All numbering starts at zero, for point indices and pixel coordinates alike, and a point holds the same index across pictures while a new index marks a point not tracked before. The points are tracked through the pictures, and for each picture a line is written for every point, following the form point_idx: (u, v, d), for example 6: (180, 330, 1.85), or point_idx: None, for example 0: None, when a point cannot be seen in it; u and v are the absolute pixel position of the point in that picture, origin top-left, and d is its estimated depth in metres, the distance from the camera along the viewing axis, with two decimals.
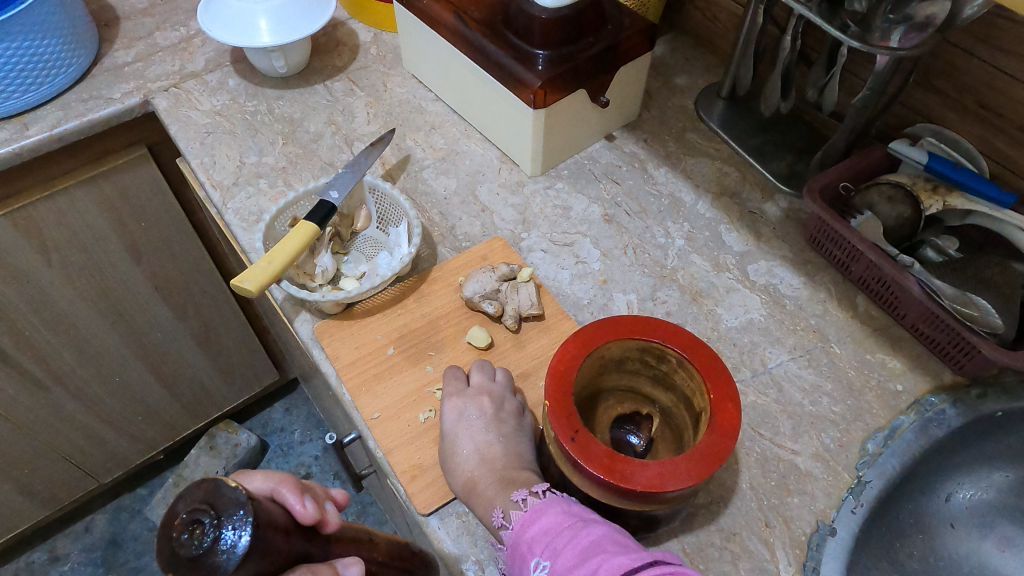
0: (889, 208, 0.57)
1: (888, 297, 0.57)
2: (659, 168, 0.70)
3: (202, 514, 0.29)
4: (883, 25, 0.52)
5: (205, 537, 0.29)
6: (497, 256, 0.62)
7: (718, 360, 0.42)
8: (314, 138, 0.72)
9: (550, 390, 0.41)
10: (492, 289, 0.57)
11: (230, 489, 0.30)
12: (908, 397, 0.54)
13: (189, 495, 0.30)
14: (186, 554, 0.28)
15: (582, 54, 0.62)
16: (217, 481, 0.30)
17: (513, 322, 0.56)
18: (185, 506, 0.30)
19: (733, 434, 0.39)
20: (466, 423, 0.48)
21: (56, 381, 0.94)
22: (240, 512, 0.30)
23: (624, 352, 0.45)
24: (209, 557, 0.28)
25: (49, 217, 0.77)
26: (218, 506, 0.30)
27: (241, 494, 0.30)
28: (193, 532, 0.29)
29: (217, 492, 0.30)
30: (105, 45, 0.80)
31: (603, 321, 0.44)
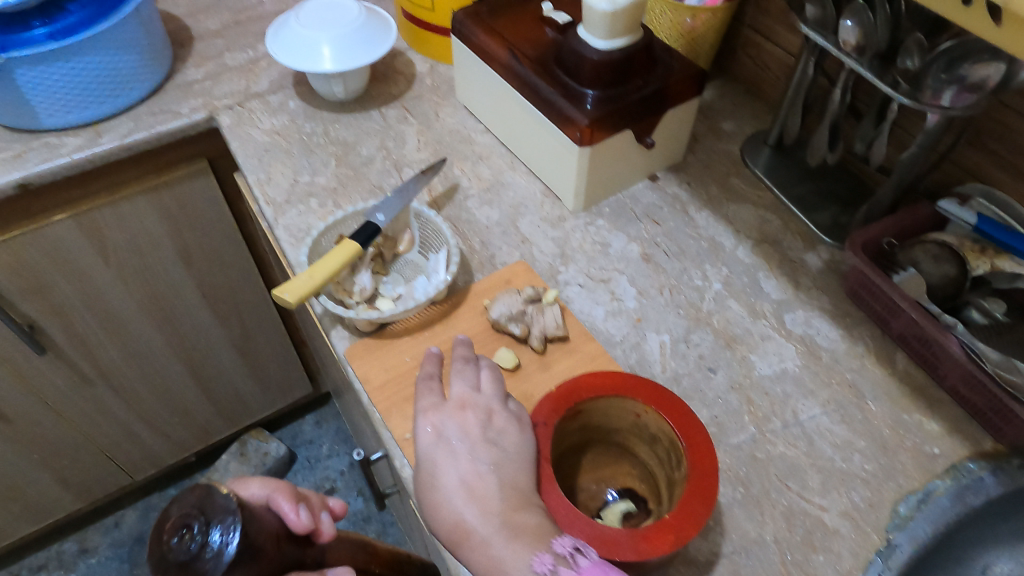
0: (934, 266, 0.57)
1: (929, 357, 0.56)
2: (700, 212, 0.70)
3: (191, 519, 0.31)
4: (935, 83, 0.51)
5: (194, 542, 0.30)
6: (520, 279, 0.63)
7: (703, 510, 0.40)
8: (366, 162, 0.75)
9: (565, 384, 0.45)
10: (519, 311, 0.58)
11: (221, 497, 0.32)
12: (945, 461, 0.52)
13: (182, 500, 0.32)
14: (174, 558, 0.30)
15: (630, 96, 0.64)
16: (209, 487, 0.32)
17: (540, 343, 0.57)
18: (177, 511, 0.31)
19: (646, 555, 0.38)
20: (447, 449, 0.44)
21: (102, 377, 0.98)
22: (228, 517, 0.31)
23: (658, 429, 0.45)
24: (196, 560, 0.30)
25: (111, 221, 0.82)
26: (208, 512, 0.31)
27: (231, 502, 0.32)
28: (183, 536, 0.30)
29: (208, 499, 0.32)
30: (178, 63, 0.85)
31: (657, 389, 0.45)
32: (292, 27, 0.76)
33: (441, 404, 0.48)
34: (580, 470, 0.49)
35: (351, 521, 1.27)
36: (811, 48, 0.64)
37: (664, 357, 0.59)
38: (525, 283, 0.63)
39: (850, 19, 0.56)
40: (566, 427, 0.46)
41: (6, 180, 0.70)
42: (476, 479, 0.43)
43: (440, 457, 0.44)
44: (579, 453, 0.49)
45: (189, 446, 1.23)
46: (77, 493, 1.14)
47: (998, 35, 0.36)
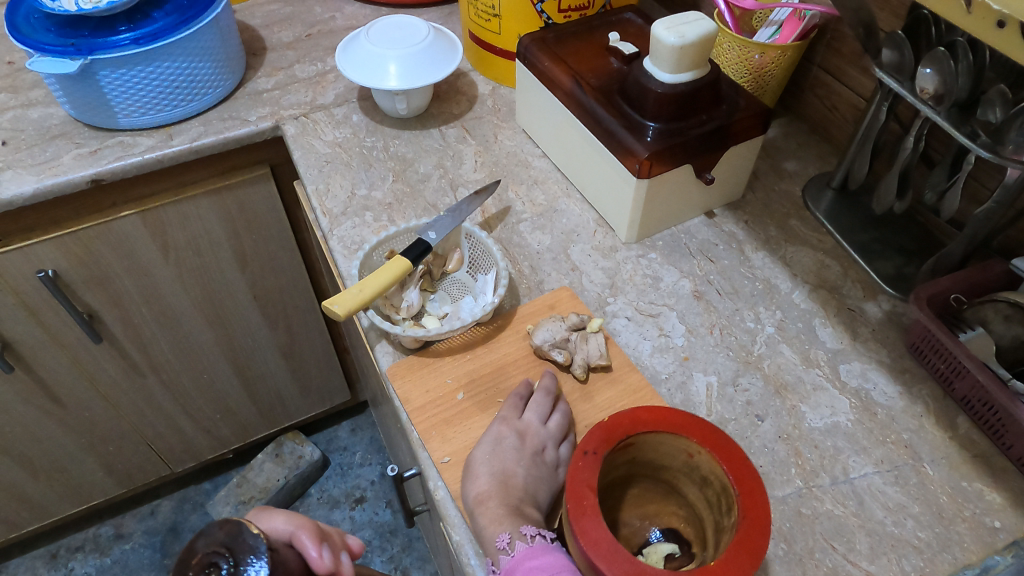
0: (1005, 327, 0.53)
1: (995, 424, 0.53)
2: (756, 252, 0.69)
3: (219, 557, 0.31)
4: (1017, 138, 0.49)
5: None
6: (565, 305, 0.63)
7: (754, 561, 0.38)
8: (422, 179, 0.76)
9: (619, 416, 0.44)
10: (562, 338, 0.58)
11: (251, 536, 0.32)
12: (1006, 536, 0.49)
13: (210, 535, 0.32)
14: None
15: (692, 131, 0.63)
16: (240, 525, 0.32)
17: (582, 373, 0.56)
18: (204, 546, 0.31)
19: None
20: (502, 449, 0.50)
21: (152, 369, 1.01)
22: (255, 557, 0.31)
23: (710, 473, 0.43)
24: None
25: (174, 219, 0.84)
26: (236, 552, 0.31)
27: (260, 543, 0.32)
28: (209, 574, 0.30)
29: (238, 537, 0.32)
30: (250, 72, 0.87)
31: (712, 431, 0.44)
32: (361, 43, 0.78)
33: (514, 419, 0.52)
34: (625, 504, 0.48)
35: (377, 532, 1.27)
36: (885, 92, 0.62)
37: (710, 400, 0.57)
38: (569, 309, 0.62)
39: (929, 67, 0.54)
40: (615, 459, 0.44)
41: (80, 175, 0.73)
42: (511, 481, 0.48)
43: (494, 454, 0.50)
44: (625, 487, 0.48)
45: (228, 443, 1.25)
46: (118, 479, 1.17)
47: None
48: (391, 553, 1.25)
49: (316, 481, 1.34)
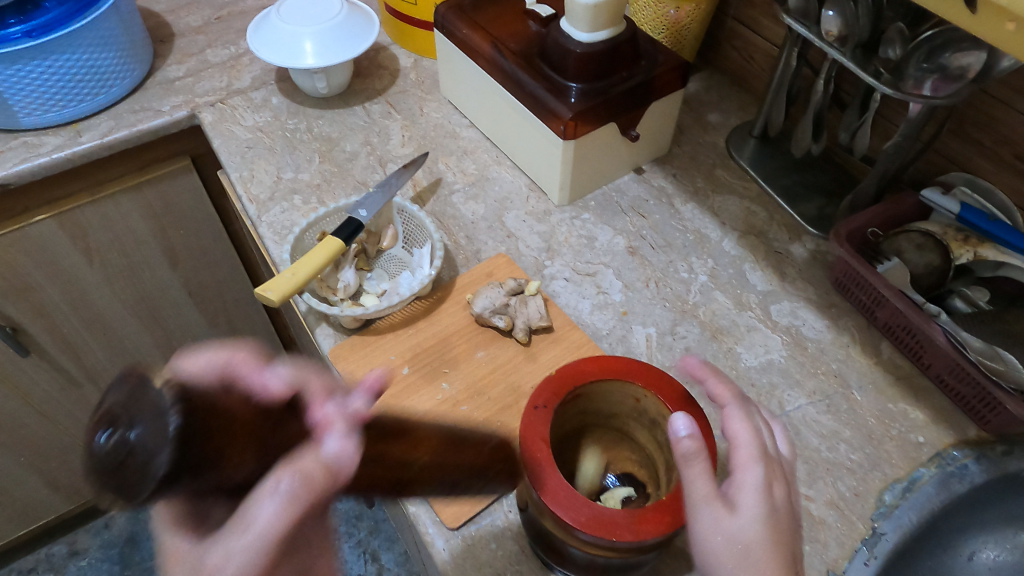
0: (918, 256, 0.57)
1: (913, 346, 0.56)
2: (686, 205, 0.70)
3: (114, 417, 0.32)
4: (916, 73, 0.52)
5: (112, 438, 0.31)
6: (502, 272, 0.63)
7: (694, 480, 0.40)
8: (350, 158, 0.74)
9: (565, 368, 0.45)
10: (502, 304, 0.58)
11: (151, 394, 0.33)
12: (930, 449, 0.53)
13: (117, 390, 0.33)
14: (104, 459, 0.31)
15: (615, 88, 0.63)
16: (142, 379, 0.33)
17: (524, 335, 0.57)
18: (107, 402, 0.33)
19: (645, 536, 0.38)
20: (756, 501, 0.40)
21: (89, 378, 0.98)
22: (141, 412, 0.32)
23: (657, 414, 0.45)
24: (125, 459, 0.31)
25: (94, 220, 0.81)
26: (127, 408, 0.32)
27: (157, 397, 0.32)
28: (106, 434, 0.32)
29: (133, 394, 0.33)
30: (159, 60, 0.84)
31: (654, 372, 0.45)
32: (274, 22, 0.75)
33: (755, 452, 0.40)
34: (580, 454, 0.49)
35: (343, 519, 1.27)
36: (794, 38, 0.63)
37: (650, 350, 0.59)
38: (507, 275, 0.63)
39: (832, 9, 0.55)
40: (567, 410, 0.46)
41: None
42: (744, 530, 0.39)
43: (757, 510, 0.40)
44: (580, 436, 0.49)
45: None
46: (66, 495, 1.14)
47: (978, 25, 0.34)
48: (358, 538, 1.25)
49: None
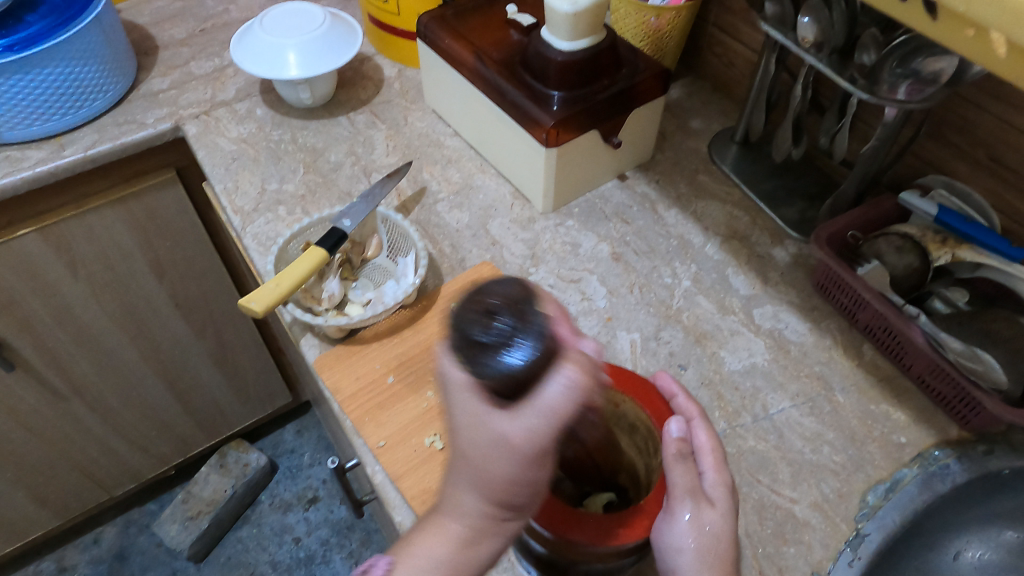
0: (897, 258, 0.58)
1: (894, 347, 0.57)
2: (669, 210, 0.71)
3: (501, 312, 0.36)
4: (890, 77, 0.52)
5: (498, 332, 0.36)
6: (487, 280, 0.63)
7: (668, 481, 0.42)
8: (335, 168, 0.74)
9: None
10: None
11: (535, 317, 0.36)
12: (912, 450, 0.53)
13: (500, 291, 0.38)
14: (465, 333, 0.36)
15: (596, 96, 0.64)
16: (530, 303, 0.37)
17: None
18: (499, 298, 0.37)
19: (625, 539, 0.39)
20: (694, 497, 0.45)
21: (75, 392, 0.97)
22: (529, 337, 0.35)
23: (636, 419, 0.46)
24: (477, 341, 0.36)
25: (79, 233, 0.81)
26: (525, 322, 0.36)
27: (540, 329, 0.36)
28: (491, 323, 0.36)
29: (524, 309, 0.37)
30: (143, 72, 0.84)
31: (630, 376, 0.46)
32: (257, 34, 0.76)
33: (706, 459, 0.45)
34: None
35: (335, 530, 1.26)
36: (772, 45, 0.64)
37: (635, 356, 0.59)
38: None
39: (807, 16, 0.56)
40: None
41: None
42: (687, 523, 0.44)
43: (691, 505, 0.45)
44: None
45: (168, 459, 1.21)
46: (54, 510, 1.13)
47: (938, 31, 0.34)
48: (350, 549, 1.24)
49: (266, 486, 1.31)
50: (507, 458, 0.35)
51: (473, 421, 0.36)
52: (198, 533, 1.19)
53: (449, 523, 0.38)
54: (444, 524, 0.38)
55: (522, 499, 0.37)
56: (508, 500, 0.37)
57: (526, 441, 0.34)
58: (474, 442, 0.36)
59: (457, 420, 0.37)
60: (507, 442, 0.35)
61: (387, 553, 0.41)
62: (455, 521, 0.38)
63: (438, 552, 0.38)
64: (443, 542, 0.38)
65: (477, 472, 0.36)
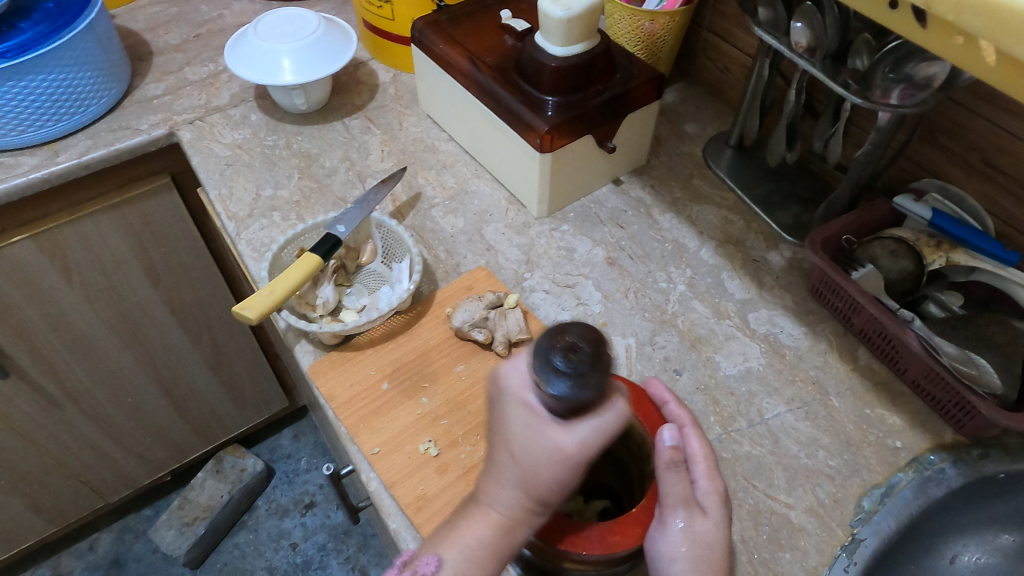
0: (893, 262, 0.57)
1: (890, 352, 0.57)
2: (664, 215, 0.71)
3: (578, 351, 0.33)
4: (884, 82, 0.52)
5: (567, 369, 0.33)
6: (482, 285, 0.63)
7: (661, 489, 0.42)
8: (329, 174, 0.74)
9: None
10: (481, 317, 0.58)
11: (607, 362, 0.34)
12: (907, 454, 0.53)
13: (590, 329, 0.34)
14: (545, 356, 0.34)
15: (590, 102, 0.64)
16: (607, 347, 0.34)
17: (503, 349, 0.57)
18: (584, 334, 0.34)
19: (615, 547, 0.39)
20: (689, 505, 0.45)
21: (70, 399, 0.97)
22: (588, 381, 0.33)
23: (629, 425, 0.45)
24: (550, 369, 0.34)
25: (74, 240, 0.80)
26: (595, 367, 0.33)
27: (597, 377, 0.34)
28: (567, 357, 0.33)
29: (602, 355, 0.34)
30: (137, 78, 0.84)
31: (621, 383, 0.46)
32: (251, 40, 0.76)
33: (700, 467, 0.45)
34: None
35: (332, 536, 1.26)
36: (766, 50, 0.64)
37: (630, 361, 0.59)
38: (486, 288, 0.63)
39: (800, 21, 0.56)
40: None
41: None
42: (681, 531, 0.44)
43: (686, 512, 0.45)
44: None
45: (164, 465, 1.21)
46: (49, 517, 1.12)
47: (930, 39, 0.34)
48: (348, 554, 1.24)
49: (263, 492, 1.31)
50: (556, 463, 0.37)
51: (530, 429, 0.37)
52: (194, 539, 1.19)
53: (492, 512, 0.39)
54: (485, 514, 0.39)
55: (559, 498, 0.39)
56: (548, 498, 0.38)
57: (579, 450, 0.36)
58: (528, 447, 0.37)
59: (512, 426, 0.38)
60: (560, 451, 0.37)
61: (426, 548, 0.41)
62: (498, 511, 0.39)
63: (482, 537, 0.39)
64: (486, 528, 0.39)
65: (526, 473, 0.38)
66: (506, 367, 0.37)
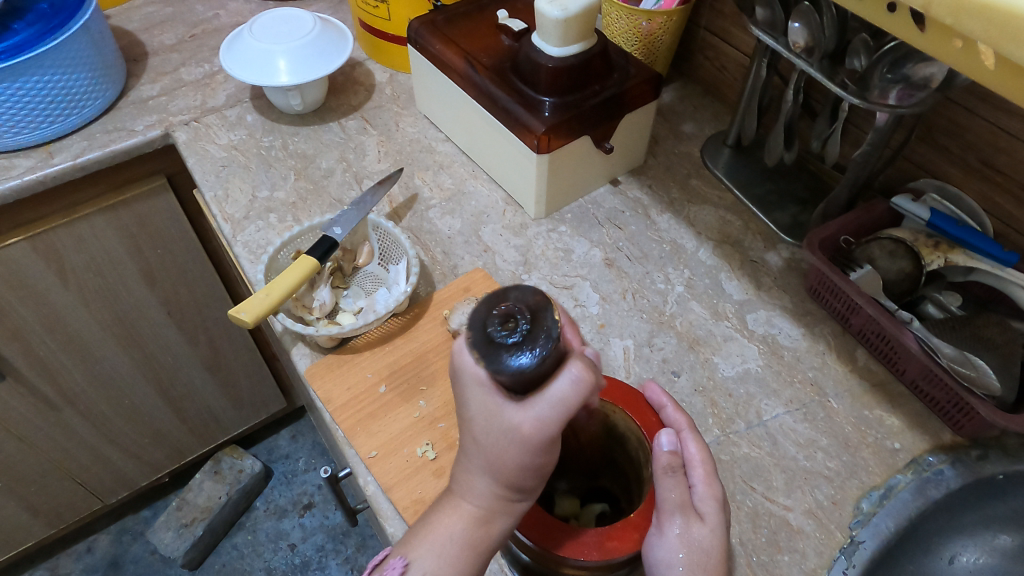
0: (890, 262, 0.57)
1: (888, 352, 0.56)
2: (662, 215, 0.71)
3: (519, 317, 0.32)
4: (881, 83, 0.52)
5: (515, 337, 0.32)
6: (479, 286, 0.63)
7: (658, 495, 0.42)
8: (326, 175, 0.74)
9: None
10: None
11: (552, 321, 0.33)
12: (906, 455, 0.53)
13: (524, 295, 0.33)
14: (485, 334, 0.33)
15: (587, 102, 0.64)
16: (549, 307, 0.33)
17: None
18: (518, 301, 0.33)
19: (612, 553, 0.39)
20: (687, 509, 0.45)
21: (67, 401, 0.96)
22: (544, 341, 0.32)
23: (626, 429, 0.45)
24: (495, 345, 0.32)
25: (69, 242, 0.80)
26: (540, 327, 0.32)
27: (551, 334, 0.32)
28: (509, 326, 0.32)
29: (543, 314, 0.33)
30: (132, 79, 0.83)
31: (616, 385, 0.46)
32: (246, 41, 0.75)
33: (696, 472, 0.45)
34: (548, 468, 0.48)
35: (330, 536, 1.26)
36: (763, 50, 0.64)
37: (628, 362, 0.59)
38: (484, 290, 0.62)
39: (797, 21, 0.56)
40: None
41: None
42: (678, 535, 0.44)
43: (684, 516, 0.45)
44: None
45: (162, 467, 1.21)
46: (46, 519, 1.12)
47: (927, 42, 0.34)
48: (346, 555, 1.24)
49: (261, 492, 1.31)
50: (517, 445, 0.36)
51: (488, 413, 0.36)
52: (192, 540, 1.19)
53: (465, 504, 0.39)
54: (460, 505, 0.39)
55: (530, 482, 0.38)
56: (518, 483, 0.38)
57: (537, 430, 0.35)
58: (488, 430, 0.36)
59: (470, 412, 0.37)
60: (518, 432, 0.35)
61: (398, 550, 0.41)
62: (471, 501, 0.39)
63: (456, 530, 0.39)
64: (460, 522, 0.39)
65: (492, 458, 0.37)
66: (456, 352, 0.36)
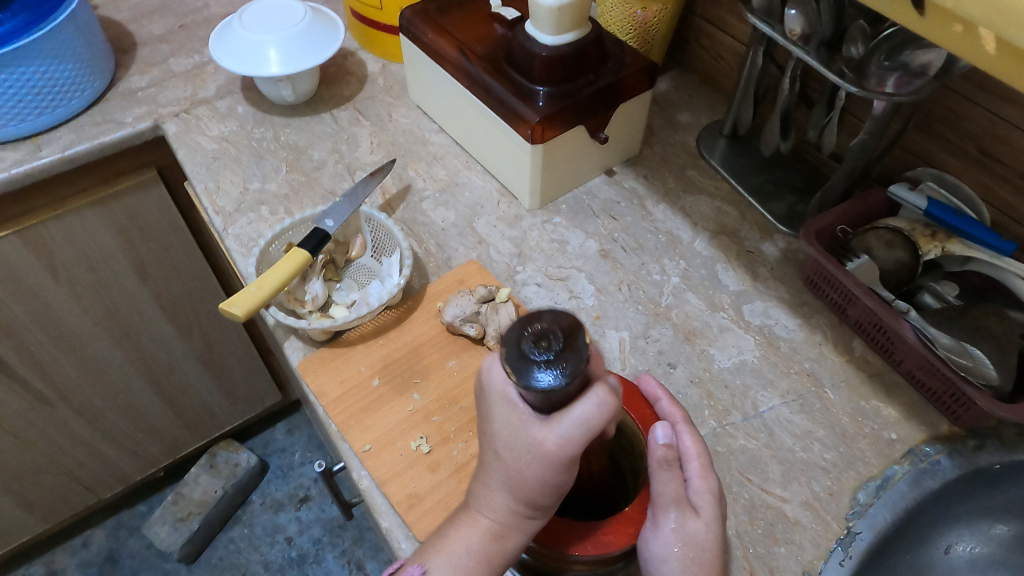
0: (887, 252, 0.56)
1: (885, 343, 0.56)
2: (657, 206, 0.70)
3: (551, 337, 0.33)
4: (879, 70, 0.51)
5: (543, 355, 0.33)
6: (474, 279, 0.62)
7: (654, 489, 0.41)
8: (318, 167, 0.73)
9: None
10: (472, 312, 0.58)
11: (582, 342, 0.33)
12: (903, 446, 0.53)
13: (556, 316, 0.34)
14: (515, 350, 0.33)
15: (581, 92, 0.63)
16: (580, 329, 0.33)
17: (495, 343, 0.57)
18: (551, 321, 0.34)
19: (608, 547, 0.39)
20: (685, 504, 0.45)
21: (59, 396, 0.96)
22: (571, 363, 0.33)
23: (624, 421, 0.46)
24: (525, 363, 0.33)
25: (59, 236, 0.79)
26: (569, 349, 0.33)
27: (580, 358, 0.33)
28: (538, 344, 0.33)
29: (574, 336, 0.33)
30: (121, 70, 0.82)
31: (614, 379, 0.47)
32: (236, 31, 0.74)
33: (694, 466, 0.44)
34: None
35: (327, 529, 1.26)
36: (759, 37, 0.63)
37: (623, 354, 0.58)
38: (478, 282, 0.62)
39: (795, 8, 0.55)
40: None
41: None
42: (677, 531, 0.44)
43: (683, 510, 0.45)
44: None
45: (157, 461, 1.20)
46: (41, 514, 1.12)
47: (926, 26, 0.34)
48: (343, 548, 1.24)
49: (258, 486, 1.31)
50: (539, 462, 0.37)
51: (513, 428, 0.38)
52: (189, 535, 1.18)
53: (482, 518, 0.40)
54: (477, 518, 0.40)
55: (549, 500, 0.39)
56: (536, 500, 0.38)
57: (559, 448, 0.36)
58: (511, 446, 0.38)
59: (497, 428, 0.39)
60: (540, 448, 0.36)
61: (415, 558, 0.41)
62: (487, 516, 0.40)
63: (471, 543, 0.39)
64: (476, 535, 0.39)
65: (513, 473, 0.38)
66: (490, 370, 0.39)
